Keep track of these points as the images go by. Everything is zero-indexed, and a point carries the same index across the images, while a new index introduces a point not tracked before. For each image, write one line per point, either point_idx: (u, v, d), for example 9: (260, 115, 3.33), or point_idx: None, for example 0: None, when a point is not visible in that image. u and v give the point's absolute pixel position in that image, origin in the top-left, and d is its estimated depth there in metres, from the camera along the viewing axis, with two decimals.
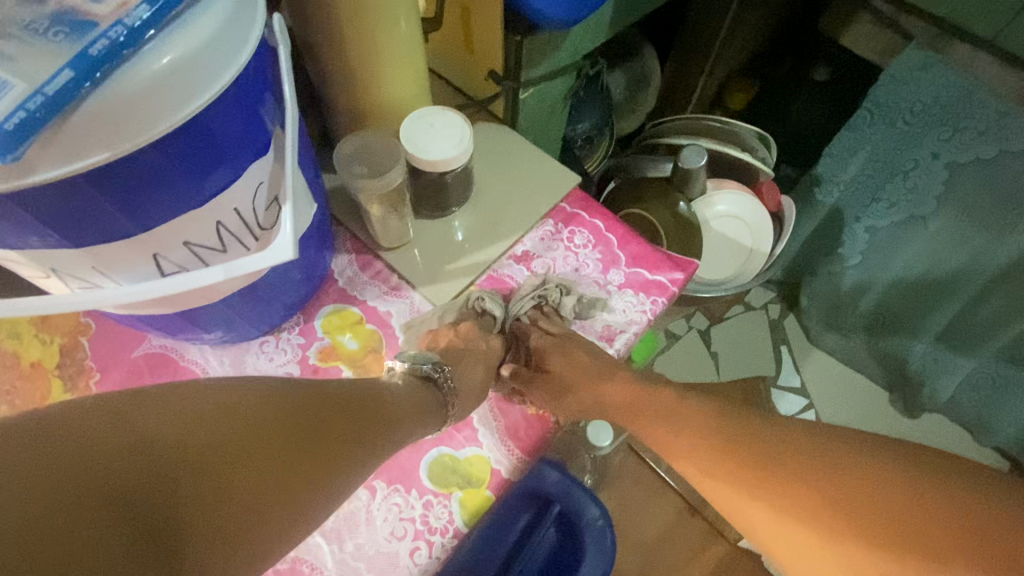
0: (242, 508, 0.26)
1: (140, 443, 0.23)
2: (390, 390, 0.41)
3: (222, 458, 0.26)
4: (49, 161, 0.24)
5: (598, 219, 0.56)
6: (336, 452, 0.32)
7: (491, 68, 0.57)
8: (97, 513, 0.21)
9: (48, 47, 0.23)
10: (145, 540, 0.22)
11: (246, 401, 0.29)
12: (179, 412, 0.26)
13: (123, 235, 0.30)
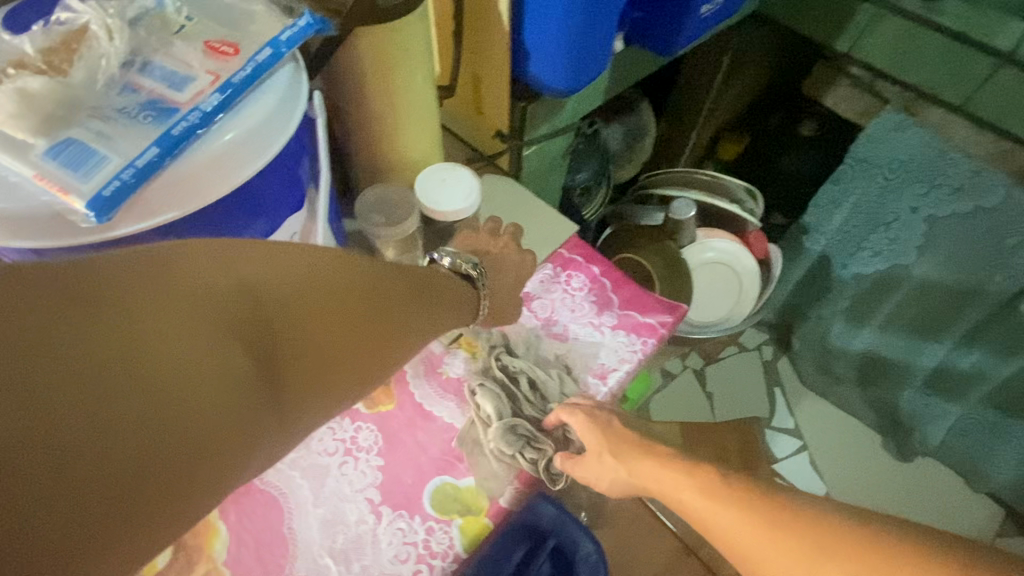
0: (317, 354, 0.30)
1: (246, 286, 0.27)
2: (434, 272, 0.43)
3: (303, 305, 0.30)
4: (128, 219, 0.29)
5: (593, 265, 0.62)
6: (389, 325, 0.35)
7: (498, 129, 0.63)
8: (222, 336, 0.25)
9: (139, 127, 0.28)
10: (251, 361, 0.26)
11: (324, 266, 0.32)
12: (269, 266, 0.29)
13: None
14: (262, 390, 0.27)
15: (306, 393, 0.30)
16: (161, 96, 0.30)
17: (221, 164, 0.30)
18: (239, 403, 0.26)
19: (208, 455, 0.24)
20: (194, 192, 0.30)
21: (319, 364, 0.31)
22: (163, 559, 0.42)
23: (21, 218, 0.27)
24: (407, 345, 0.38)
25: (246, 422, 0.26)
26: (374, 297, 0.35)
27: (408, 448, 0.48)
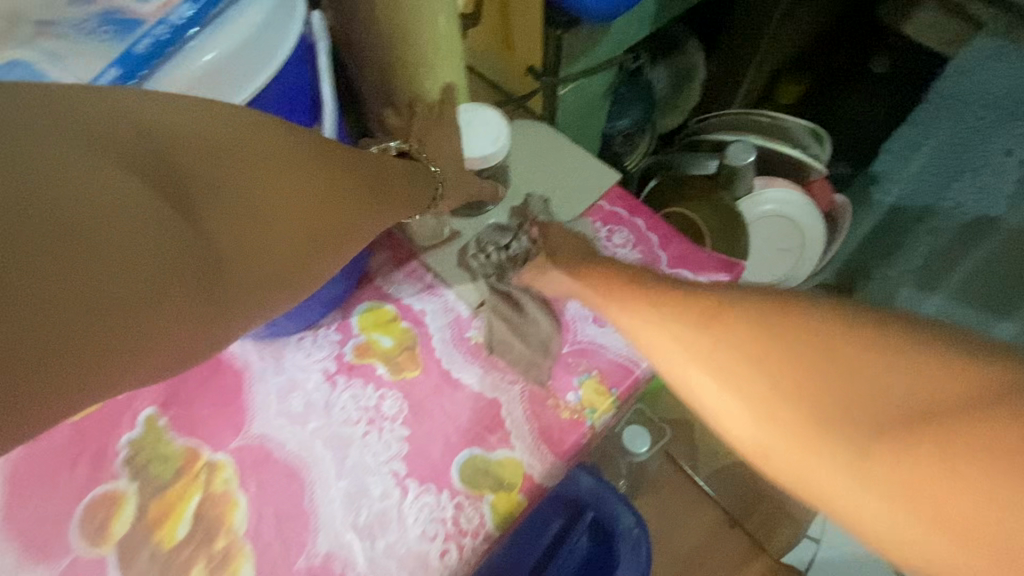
0: (251, 218, 0.27)
1: (149, 138, 0.24)
2: (397, 166, 0.39)
3: (244, 165, 0.27)
4: None
5: (639, 218, 0.55)
6: (344, 205, 0.32)
7: (530, 65, 0.56)
8: (121, 176, 0.22)
9: (99, 46, 0.26)
10: (165, 210, 0.23)
11: (253, 128, 0.28)
12: (179, 118, 0.25)
13: None
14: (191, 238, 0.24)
15: (243, 265, 0.27)
16: (124, 8, 0.26)
17: (193, 91, 0.27)
18: (161, 252, 0.22)
19: (121, 310, 0.21)
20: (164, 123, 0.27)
21: (253, 231, 0.27)
22: (183, 531, 0.41)
23: None
24: (360, 236, 0.35)
25: (174, 280, 0.23)
26: (332, 170, 0.32)
27: (436, 417, 0.45)
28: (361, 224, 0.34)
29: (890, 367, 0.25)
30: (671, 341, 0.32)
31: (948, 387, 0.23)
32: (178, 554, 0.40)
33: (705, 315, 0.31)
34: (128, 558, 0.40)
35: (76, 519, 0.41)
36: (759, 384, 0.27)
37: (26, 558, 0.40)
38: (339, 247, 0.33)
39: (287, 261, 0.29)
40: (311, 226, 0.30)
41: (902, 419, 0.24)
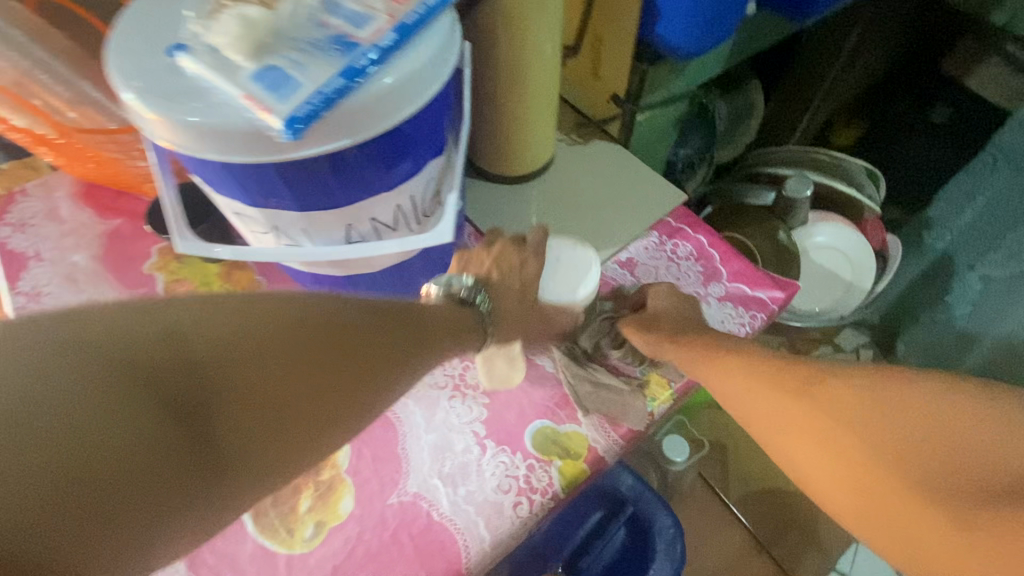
0: (258, 416, 0.29)
1: (181, 354, 0.26)
2: (429, 309, 0.38)
3: (262, 363, 0.28)
4: (308, 144, 0.32)
5: (702, 235, 0.61)
6: (358, 387, 0.32)
7: (613, 92, 0.63)
8: (147, 410, 0.25)
9: (325, 58, 0.31)
10: (173, 425, 0.26)
11: (280, 321, 0.29)
12: (213, 323, 0.27)
13: (334, 207, 0.39)
14: (188, 458, 0.26)
15: (253, 452, 0.29)
16: (345, 33, 0.32)
17: (390, 100, 0.33)
18: (154, 464, 0.25)
19: (121, 529, 0.24)
20: (370, 122, 0.33)
21: (264, 424, 0.29)
22: None
23: (222, 133, 0.31)
24: (385, 400, 0.35)
25: (172, 488, 0.26)
26: (357, 347, 0.32)
27: (513, 389, 0.51)
28: (386, 388, 0.34)
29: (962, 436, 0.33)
30: (768, 397, 0.38)
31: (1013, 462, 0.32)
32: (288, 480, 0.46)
33: (801, 382, 0.38)
34: None
35: None
36: (862, 451, 0.35)
37: None
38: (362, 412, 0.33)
39: (296, 445, 0.31)
40: (321, 410, 0.31)
41: (966, 483, 0.32)
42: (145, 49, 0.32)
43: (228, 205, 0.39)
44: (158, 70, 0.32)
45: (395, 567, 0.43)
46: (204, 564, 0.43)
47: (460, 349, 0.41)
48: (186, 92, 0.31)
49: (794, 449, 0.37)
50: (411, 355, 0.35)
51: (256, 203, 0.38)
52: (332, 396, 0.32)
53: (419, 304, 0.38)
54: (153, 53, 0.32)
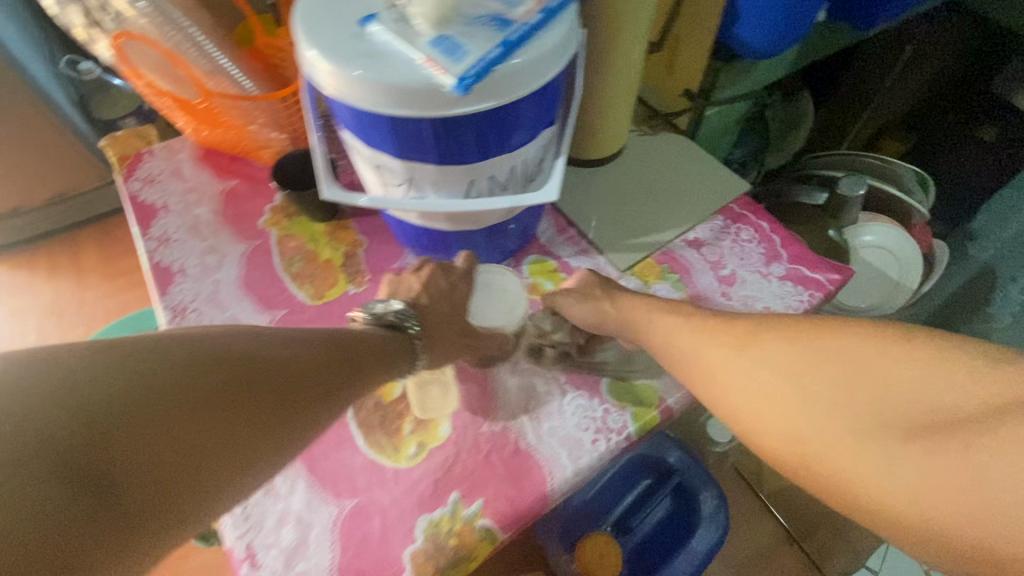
0: (166, 465, 0.30)
1: (86, 410, 0.27)
2: (325, 351, 0.42)
3: (165, 423, 0.30)
4: (464, 103, 0.38)
5: (764, 221, 0.67)
6: (256, 439, 0.35)
7: (686, 88, 0.69)
8: (49, 484, 0.25)
9: (487, 31, 0.37)
10: (75, 483, 0.26)
11: (190, 363, 0.32)
12: (113, 376, 0.29)
13: (465, 163, 0.45)
14: (92, 521, 0.26)
15: (161, 510, 0.29)
16: (502, 11, 0.38)
17: (535, 68, 0.39)
18: (55, 526, 0.25)
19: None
20: (516, 85, 0.39)
21: (176, 488, 0.30)
22: (398, 391, 0.54)
23: (397, 90, 0.37)
24: (294, 436, 0.38)
25: (83, 548, 0.26)
26: (252, 397, 0.35)
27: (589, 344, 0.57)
28: (295, 418, 0.38)
29: (911, 374, 0.34)
30: (735, 364, 0.40)
31: (955, 401, 0.32)
32: (393, 406, 0.53)
33: (742, 335, 0.42)
34: (360, 403, 0.53)
35: None
36: (789, 389, 0.37)
37: None
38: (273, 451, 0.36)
39: (203, 498, 0.32)
40: (223, 464, 0.33)
41: (911, 422, 0.32)
42: (337, 18, 0.39)
43: (374, 158, 0.46)
44: (348, 35, 0.38)
45: (490, 485, 0.48)
46: (323, 470, 0.49)
47: (395, 374, 0.48)
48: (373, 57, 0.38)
49: (732, 406, 0.40)
50: (305, 403, 0.38)
51: (401, 155, 0.45)
52: (235, 449, 0.33)
53: (316, 345, 0.41)
54: (344, 24, 0.39)
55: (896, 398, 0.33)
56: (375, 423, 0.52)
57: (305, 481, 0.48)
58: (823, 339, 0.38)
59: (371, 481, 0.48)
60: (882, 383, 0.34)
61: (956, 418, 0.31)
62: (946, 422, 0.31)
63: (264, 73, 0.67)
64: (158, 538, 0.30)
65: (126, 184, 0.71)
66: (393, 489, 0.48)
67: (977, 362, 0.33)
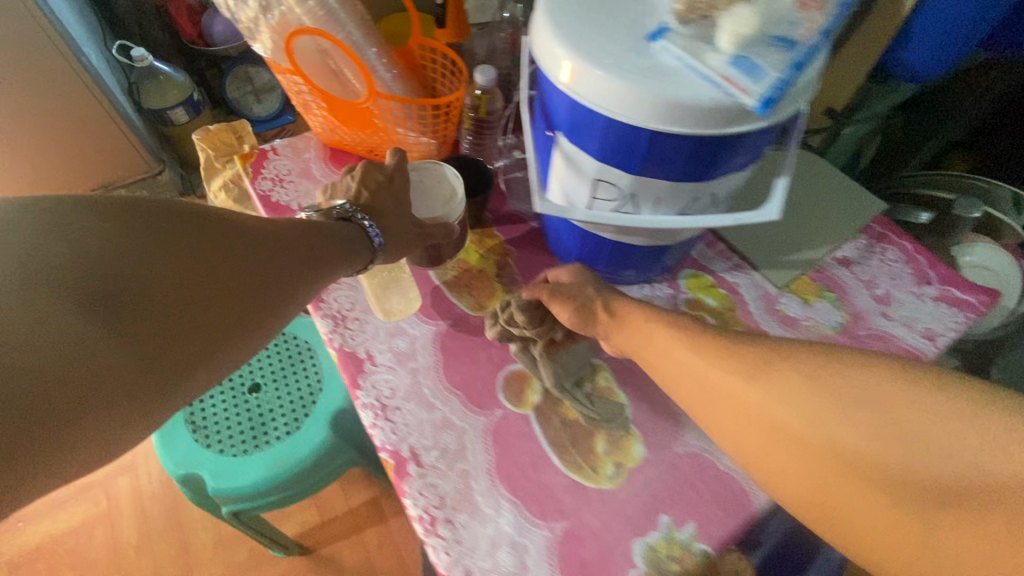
0: (173, 310, 0.34)
1: (91, 257, 0.32)
2: (293, 230, 0.46)
3: (166, 270, 0.35)
4: (739, 123, 0.37)
5: (907, 241, 0.67)
6: (250, 294, 0.40)
7: (831, 107, 0.70)
8: (75, 311, 0.30)
9: (776, 51, 0.35)
10: (95, 314, 0.31)
11: (177, 229, 0.37)
12: (110, 231, 0.33)
13: (702, 179, 0.43)
14: (114, 341, 0.31)
15: (176, 348, 0.35)
16: (786, 29, 0.36)
17: (809, 87, 0.37)
18: (82, 349, 0.30)
19: (66, 405, 0.29)
20: (794, 104, 0.38)
21: (189, 328, 0.35)
22: (583, 409, 0.52)
23: (679, 109, 0.36)
24: (281, 306, 0.43)
25: (120, 376, 0.32)
26: (238, 260, 0.40)
27: None
28: (282, 292, 0.43)
29: (953, 439, 0.31)
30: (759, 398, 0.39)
31: (994, 466, 0.29)
32: (582, 425, 0.51)
33: (756, 364, 0.39)
34: (547, 421, 0.51)
35: (499, 386, 0.54)
36: (814, 437, 0.35)
37: (470, 406, 0.52)
38: (267, 314, 0.42)
39: (218, 339, 0.37)
40: (226, 312, 0.38)
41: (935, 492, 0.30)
42: (607, 36, 0.39)
43: (598, 172, 0.45)
44: (626, 55, 0.38)
45: (699, 507, 0.47)
46: (526, 491, 0.48)
47: (347, 272, 0.51)
48: (651, 70, 0.37)
49: (742, 435, 0.39)
50: (286, 272, 0.44)
51: (635, 170, 0.43)
52: (234, 300, 0.39)
53: (285, 226, 0.46)
54: (617, 43, 0.38)
55: (927, 453, 0.31)
56: (566, 442, 0.50)
57: (510, 502, 0.47)
58: (866, 389, 0.35)
59: (577, 503, 0.47)
60: (898, 430, 0.33)
61: (986, 487, 0.29)
62: (970, 488, 0.30)
63: (412, 78, 0.64)
64: (188, 370, 0.35)
65: (255, 184, 0.68)
66: (602, 510, 0.47)
67: (1012, 420, 0.30)
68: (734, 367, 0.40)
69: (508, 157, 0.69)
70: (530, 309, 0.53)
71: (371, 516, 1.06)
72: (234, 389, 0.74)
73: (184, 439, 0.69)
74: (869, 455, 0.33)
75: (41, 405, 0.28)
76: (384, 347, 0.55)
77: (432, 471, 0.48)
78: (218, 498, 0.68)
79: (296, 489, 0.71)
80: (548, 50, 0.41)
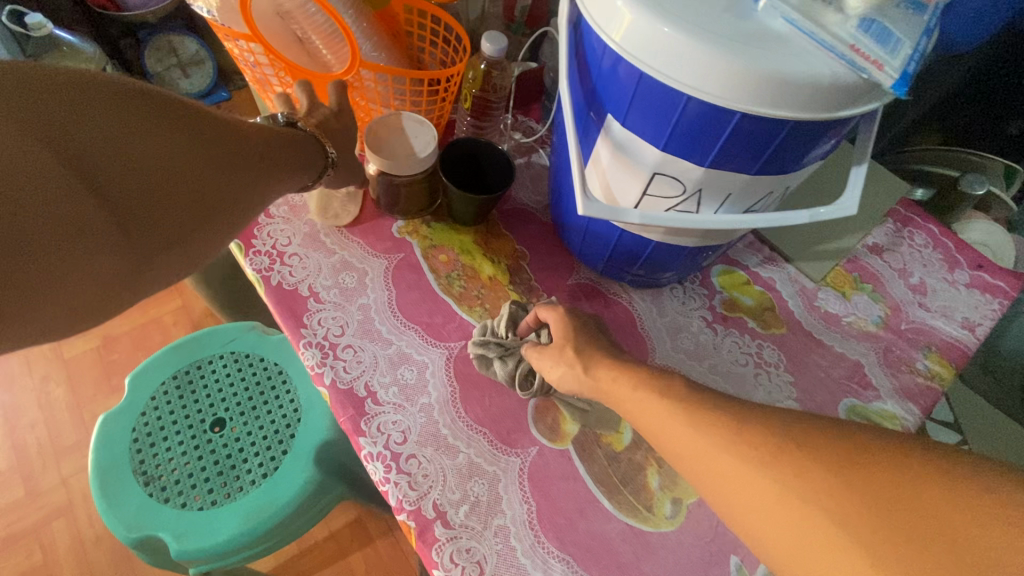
0: (145, 192, 0.33)
1: (59, 104, 0.30)
2: (268, 131, 0.43)
3: (138, 138, 0.33)
4: (854, 105, 0.31)
5: (933, 225, 0.64)
6: (219, 184, 0.38)
7: None
8: (43, 156, 0.28)
9: (905, 16, 0.29)
10: (68, 174, 0.29)
11: (148, 102, 0.34)
12: (85, 100, 0.31)
13: (785, 171, 0.37)
14: (82, 194, 0.30)
15: (139, 223, 0.33)
16: None
17: None
18: (47, 203, 0.28)
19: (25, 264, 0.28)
20: None
21: (156, 202, 0.34)
22: (628, 439, 0.45)
23: (789, 89, 0.29)
24: (253, 203, 0.42)
25: (85, 234, 0.30)
26: (212, 149, 0.38)
27: (814, 369, 0.52)
28: (256, 192, 0.42)
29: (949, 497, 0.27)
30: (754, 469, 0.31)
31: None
32: (630, 457, 0.45)
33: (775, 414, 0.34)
34: (590, 456, 0.44)
35: (530, 419, 0.46)
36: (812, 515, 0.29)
37: (500, 446, 0.44)
38: (238, 217, 0.40)
39: (185, 225, 0.36)
40: (198, 197, 0.37)
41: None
42: None
43: (658, 162, 0.37)
44: (719, 13, 0.30)
45: None
46: (578, 545, 0.40)
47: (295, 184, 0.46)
48: (755, 36, 0.29)
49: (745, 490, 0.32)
50: (257, 174, 0.42)
51: (710, 163, 0.35)
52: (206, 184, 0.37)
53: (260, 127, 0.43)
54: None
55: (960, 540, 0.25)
56: (615, 480, 0.43)
57: (561, 561, 0.40)
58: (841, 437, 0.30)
59: (637, 553, 0.41)
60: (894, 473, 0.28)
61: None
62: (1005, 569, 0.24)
63: (395, 46, 0.54)
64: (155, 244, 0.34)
65: None
66: (666, 559, 0.40)
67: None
68: (702, 402, 0.35)
69: (511, 143, 0.60)
70: (527, 369, 0.46)
71: (355, 539, 0.96)
72: (192, 427, 0.62)
73: (135, 494, 0.57)
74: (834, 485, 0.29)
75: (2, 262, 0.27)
76: (388, 380, 0.46)
77: (464, 533, 0.40)
78: (183, 561, 0.56)
79: (279, 540, 0.61)
80: (610, 8, 0.32)
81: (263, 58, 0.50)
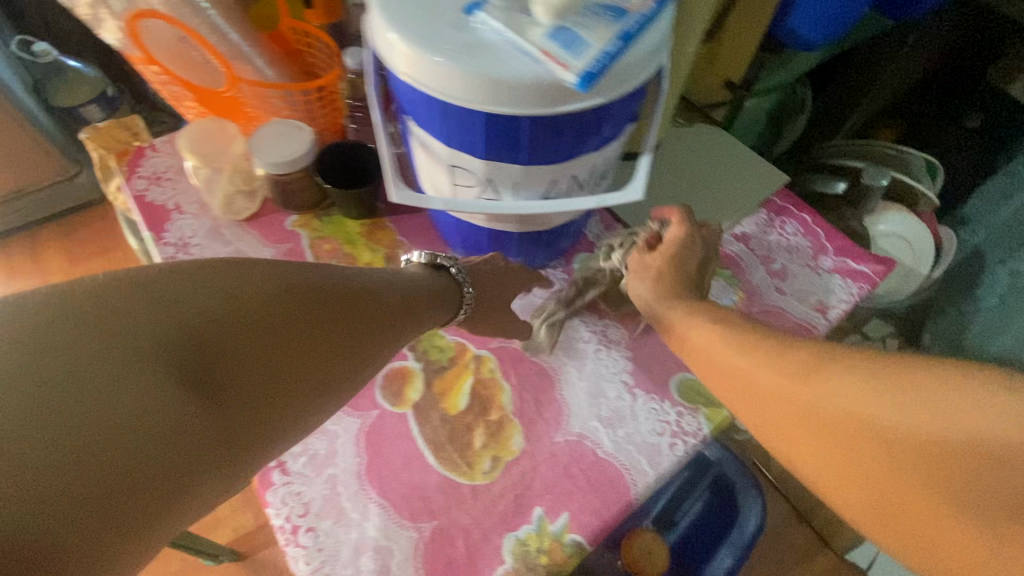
0: (253, 378, 0.34)
1: (176, 315, 0.31)
2: (377, 284, 0.45)
3: (250, 333, 0.34)
4: (573, 100, 0.36)
5: (807, 214, 0.66)
6: (328, 355, 0.38)
7: (728, 79, 0.68)
8: (165, 376, 0.29)
9: (600, 25, 0.34)
10: (186, 392, 0.30)
11: (262, 290, 0.36)
12: (194, 308, 0.32)
13: (554, 161, 0.42)
14: (199, 408, 0.30)
15: (249, 413, 0.33)
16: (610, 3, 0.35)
17: (643, 61, 0.36)
18: (168, 422, 0.29)
19: (144, 487, 0.27)
20: (631, 80, 0.36)
21: (268, 389, 0.34)
22: (463, 404, 0.51)
23: (505, 89, 0.35)
24: (367, 359, 0.42)
25: (199, 443, 0.30)
26: (323, 318, 0.39)
27: (655, 345, 0.55)
28: (368, 348, 0.42)
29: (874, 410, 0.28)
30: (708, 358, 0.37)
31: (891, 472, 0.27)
32: (461, 420, 0.50)
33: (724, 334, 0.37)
34: (425, 417, 0.50)
35: (377, 385, 0.51)
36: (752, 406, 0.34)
37: (344, 408, 0.50)
38: (348, 376, 0.40)
39: (298, 401, 0.36)
40: (309, 373, 0.37)
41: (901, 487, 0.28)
42: (436, 7, 0.36)
43: (449, 157, 0.42)
44: (452, 29, 0.35)
45: (573, 498, 0.46)
46: (395, 493, 0.46)
47: (436, 317, 0.50)
48: (475, 47, 0.35)
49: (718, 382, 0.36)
50: (365, 332, 0.42)
51: (484, 155, 0.41)
52: (316, 355, 0.38)
53: (366, 281, 0.44)
54: (443, 16, 0.36)
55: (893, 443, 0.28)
56: (443, 439, 0.49)
57: (378, 506, 0.45)
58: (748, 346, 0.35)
59: (449, 501, 0.46)
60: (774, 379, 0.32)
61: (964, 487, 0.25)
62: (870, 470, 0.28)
63: (286, 64, 0.61)
64: (268, 427, 0.34)
65: (129, 183, 0.65)
66: (474, 509, 0.46)
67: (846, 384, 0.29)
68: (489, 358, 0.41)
69: None
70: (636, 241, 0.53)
71: None
72: None
73: None
74: (899, 448, 0.28)
75: (123, 480, 0.27)
76: None
77: (298, 479, 0.46)
78: None
79: None
80: (377, 28, 0.38)
81: (165, 77, 0.57)
